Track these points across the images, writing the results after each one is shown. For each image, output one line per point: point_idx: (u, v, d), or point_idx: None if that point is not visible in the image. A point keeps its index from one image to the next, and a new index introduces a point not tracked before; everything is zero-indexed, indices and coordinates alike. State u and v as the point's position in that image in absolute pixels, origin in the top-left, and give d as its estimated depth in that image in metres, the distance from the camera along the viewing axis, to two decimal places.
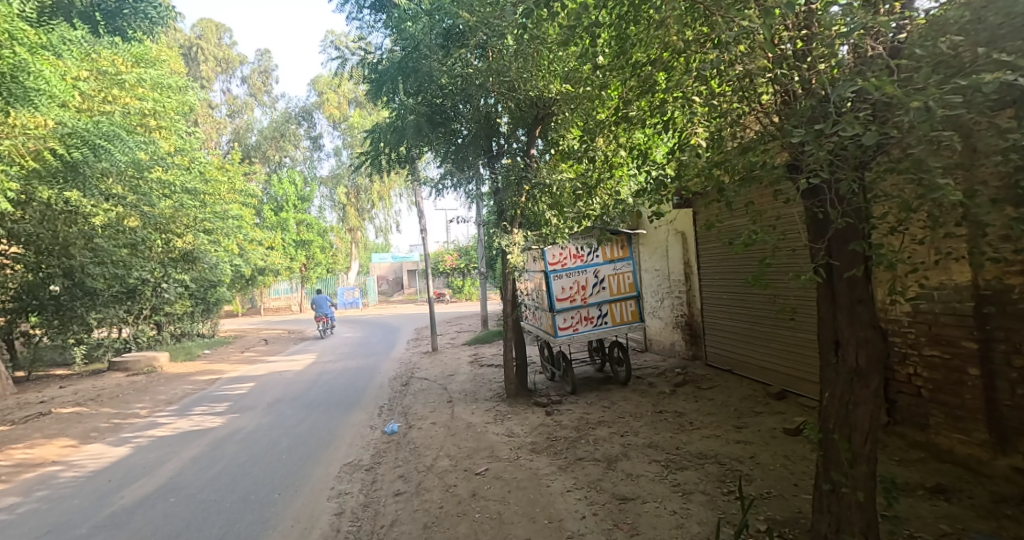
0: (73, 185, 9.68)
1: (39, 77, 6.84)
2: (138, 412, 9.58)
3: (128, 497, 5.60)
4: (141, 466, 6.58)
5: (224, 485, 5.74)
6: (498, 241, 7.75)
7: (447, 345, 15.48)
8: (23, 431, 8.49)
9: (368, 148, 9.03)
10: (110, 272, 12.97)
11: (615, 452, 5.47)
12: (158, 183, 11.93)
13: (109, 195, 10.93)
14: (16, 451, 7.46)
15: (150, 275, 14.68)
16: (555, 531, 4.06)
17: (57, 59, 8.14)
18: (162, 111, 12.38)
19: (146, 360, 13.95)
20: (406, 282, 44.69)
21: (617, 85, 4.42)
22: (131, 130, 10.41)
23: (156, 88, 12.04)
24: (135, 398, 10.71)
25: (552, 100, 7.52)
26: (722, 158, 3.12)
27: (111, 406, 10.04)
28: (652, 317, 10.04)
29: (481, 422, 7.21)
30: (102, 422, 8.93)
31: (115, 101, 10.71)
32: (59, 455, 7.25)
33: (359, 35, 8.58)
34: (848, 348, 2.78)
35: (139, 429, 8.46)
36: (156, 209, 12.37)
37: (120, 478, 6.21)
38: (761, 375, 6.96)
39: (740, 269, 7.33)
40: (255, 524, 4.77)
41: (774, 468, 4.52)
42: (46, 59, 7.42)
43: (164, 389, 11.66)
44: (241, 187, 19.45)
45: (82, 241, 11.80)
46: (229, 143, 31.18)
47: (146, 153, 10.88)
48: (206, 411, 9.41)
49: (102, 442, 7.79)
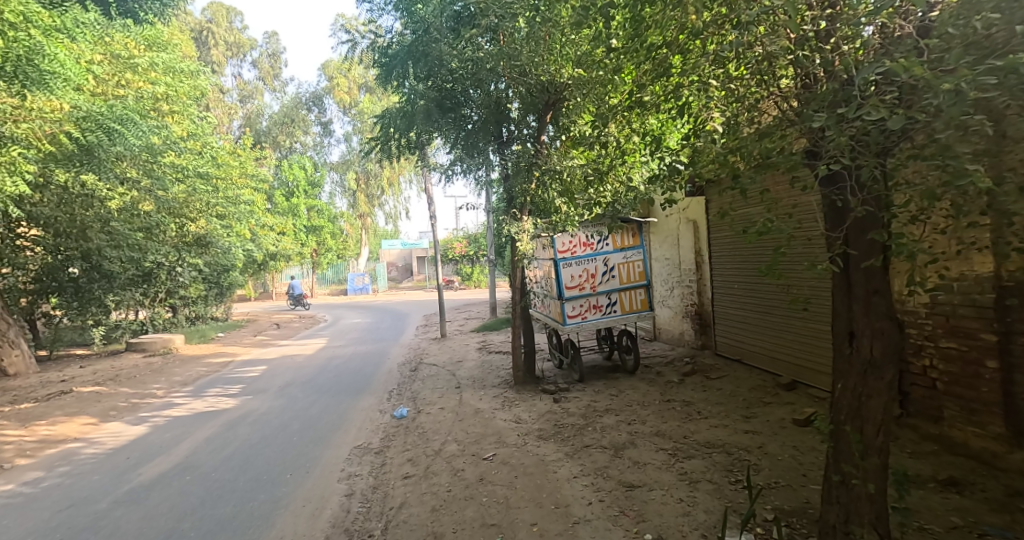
0: (88, 168, 9.74)
1: (55, 61, 6.82)
2: (155, 392, 9.73)
3: (145, 474, 5.69)
4: (158, 445, 6.68)
5: (238, 465, 5.82)
6: (507, 228, 7.73)
7: (456, 332, 15.53)
8: (44, 409, 8.65)
9: (378, 134, 8.98)
10: (126, 255, 13.11)
11: (622, 440, 5.48)
12: (171, 167, 12.02)
13: (124, 179, 11.00)
14: (39, 428, 7.62)
15: (164, 259, 14.78)
16: (561, 516, 4.08)
17: (72, 43, 8.15)
18: (174, 96, 12.28)
19: (162, 342, 14.16)
20: (415, 269, 44.75)
21: (631, 69, 4.44)
22: (144, 114, 10.39)
23: (169, 72, 11.99)
24: (151, 378, 10.89)
25: (564, 85, 7.44)
26: (736, 145, 3.06)
27: (128, 386, 10.22)
28: (660, 306, 10.01)
29: (489, 408, 7.24)
30: (120, 402, 9.09)
31: (128, 85, 10.63)
32: (79, 433, 7.38)
33: (370, 19, 8.49)
34: (863, 339, 2.71)
35: (156, 408, 8.59)
36: (169, 194, 12.48)
37: (138, 455, 6.32)
38: (772, 365, 6.91)
39: (753, 259, 7.24)
40: (268, 503, 4.84)
41: (783, 458, 4.48)
42: (60, 42, 7.38)
43: (179, 370, 11.82)
44: (253, 171, 19.48)
45: (99, 225, 11.92)
46: (241, 129, 31.32)
47: (160, 137, 10.91)
48: (220, 393, 9.53)
49: (121, 421, 7.92)
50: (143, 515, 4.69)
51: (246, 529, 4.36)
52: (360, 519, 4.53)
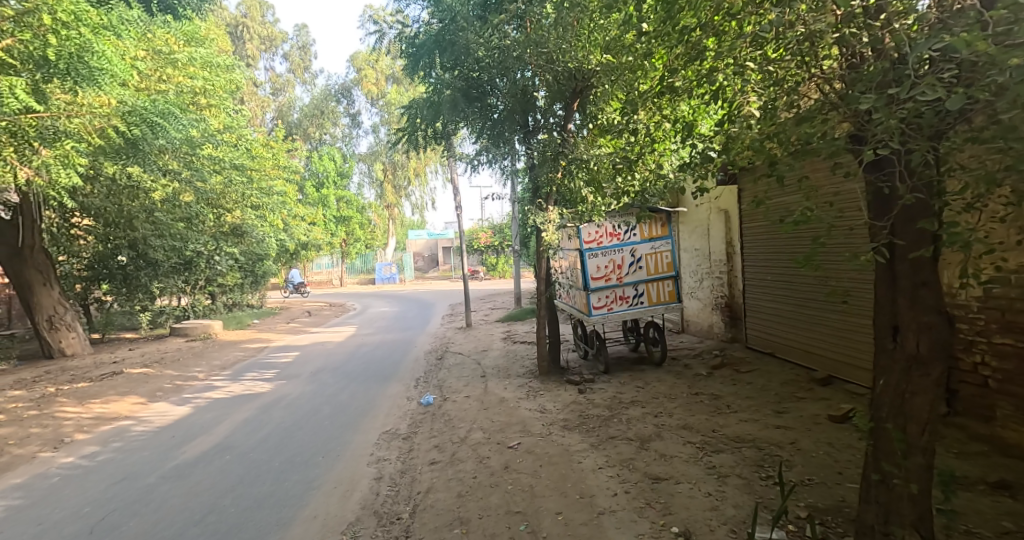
0: (134, 161, 10.01)
1: (102, 57, 6.73)
2: (196, 375, 10.05)
3: (188, 452, 5.87)
4: (199, 425, 6.88)
5: (273, 446, 5.96)
6: (532, 218, 7.67)
7: (481, 322, 15.57)
8: (98, 388, 8.99)
9: (405, 125, 8.98)
10: (169, 244, 13.53)
11: (648, 432, 5.41)
12: (209, 159, 12.33)
13: (166, 171, 11.33)
14: (94, 405, 7.94)
15: (203, 249, 15.17)
16: (586, 506, 4.04)
17: (119, 39, 8.27)
18: (211, 90, 12.47)
19: (202, 327, 14.59)
20: (440, 259, 45.00)
21: (662, 53, 4.35)
22: (184, 108, 10.65)
23: (206, 67, 12.20)
24: (193, 362, 11.25)
25: (592, 72, 7.31)
26: (774, 131, 2.95)
27: (172, 368, 10.57)
28: (689, 298, 9.84)
29: (514, 398, 7.23)
30: (166, 383, 9.41)
31: (170, 80, 10.87)
32: (131, 411, 7.67)
33: (397, 9, 8.45)
34: (907, 334, 2.58)
35: (198, 390, 8.86)
36: (207, 185, 12.82)
37: (182, 434, 6.52)
38: (806, 359, 6.72)
39: (788, 249, 7.04)
40: (301, 484, 4.93)
41: (817, 455, 4.34)
42: (108, 39, 7.39)
43: (218, 355, 12.18)
44: (285, 163, 19.85)
45: (144, 215, 12.38)
46: (273, 121, 31.89)
47: (199, 131, 11.20)
48: (256, 377, 9.77)
49: (167, 401, 8.20)
50: (185, 491, 4.83)
51: (281, 508, 4.44)
52: (389, 502, 4.58)
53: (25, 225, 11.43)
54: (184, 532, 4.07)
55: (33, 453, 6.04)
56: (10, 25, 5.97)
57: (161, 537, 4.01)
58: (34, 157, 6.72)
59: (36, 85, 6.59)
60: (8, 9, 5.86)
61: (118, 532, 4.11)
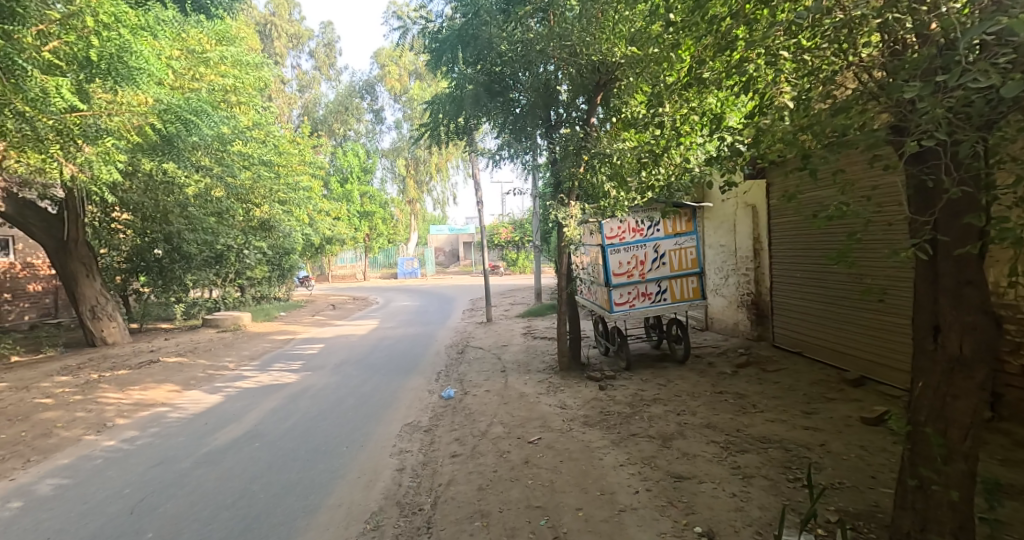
0: (169, 157, 10.26)
1: (140, 57, 6.83)
2: (227, 365, 10.28)
3: (221, 439, 5.99)
4: (231, 412, 7.02)
5: (299, 435, 6.04)
6: (554, 213, 7.60)
7: (502, 317, 15.60)
8: (136, 375, 9.25)
9: (428, 120, 8.98)
10: (202, 238, 13.85)
11: (671, 430, 5.33)
12: (238, 155, 12.58)
13: (199, 167, 11.59)
14: (133, 391, 8.18)
15: (233, 242, 15.47)
16: (607, 503, 3.99)
17: (156, 39, 8.43)
18: (241, 88, 12.66)
19: (232, 319, 14.92)
20: (461, 254, 45.17)
21: (689, 44, 4.25)
22: (215, 106, 10.86)
23: (236, 65, 12.37)
24: (224, 352, 11.51)
25: (616, 65, 7.20)
26: (809, 123, 2.87)
27: (205, 358, 10.83)
28: (714, 295, 9.68)
29: (535, 393, 7.21)
30: (199, 372, 9.64)
31: (202, 78, 11.09)
32: (166, 398, 7.87)
33: (420, 4, 8.45)
34: (950, 334, 2.47)
35: (229, 380, 9.06)
36: (237, 180, 13.09)
37: (215, 421, 6.67)
38: (837, 359, 6.55)
39: (818, 246, 6.86)
40: (327, 472, 4.99)
41: (848, 458, 4.22)
42: (146, 40, 7.53)
43: (247, 345, 12.43)
44: (311, 159, 20.14)
45: (178, 210, 12.74)
46: (300, 118, 32.38)
47: (229, 127, 11.43)
48: (284, 368, 9.94)
49: (200, 389, 8.40)
50: (217, 475, 4.93)
51: (307, 495, 4.50)
52: (410, 493, 4.60)
53: (70, 219, 11.89)
54: (217, 515, 4.15)
55: (79, 435, 6.25)
56: (55, 28, 5.93)
57: (195, 519, 4.10)
58: (79, 154, 6.97)
59: (80, 85, 6.64)
60: (55, 13, 5.80)
61: (155, 513, 4.22)
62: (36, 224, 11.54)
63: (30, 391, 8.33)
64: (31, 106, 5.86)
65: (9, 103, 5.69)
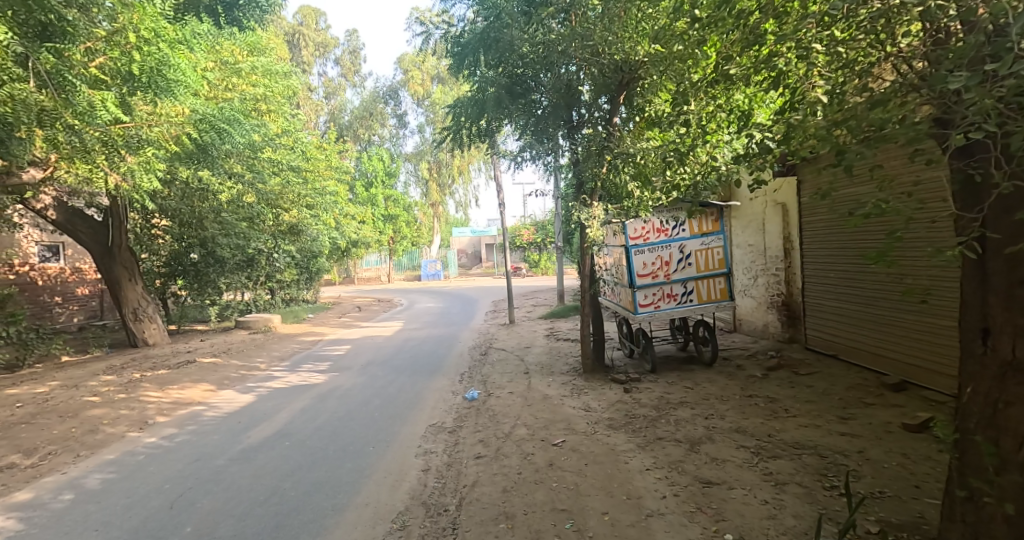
0: (205, 165, 10.47)
1: (178, 70, 7.03)
2: (258, 365, 10.46)
3: (254, 437, 6.08)
4: (262, 412, 7.12)
5: (328, 435, 6.09)
6: (577, 214, 7.51)
7: (525, 318, 15.56)
8: (175, 375, 9.48)
9: (450, 123, 8.98)
10: (234, 243, 14.15)
11: (698, 434, 5.20)
12: (268, 162, 12.85)
13: (232, 174, 11.88)
14: (172, 390, 8.38)
15: (263, 246, 15.75)
16: (633, 507, 3.91)
17: (193, 52, 8.61)
18: (271, 96, 12.90)
19: (263, 320, 15.21)
20: (484, 256, 45.28)
21: (716, 40, 4.17)
22: (247, 115, 11.06)
23: (267, 74, 12.55)
24: (256, 353, 11.73)
25: (639, 64, 7.10)
26: (843, 117, 2.76)
27: (238, 358, 11.05)
28: (742, 296, 9.47)
29: (558, 395, 7.14)
30: (232, 372, 9.82)
31: (235, 88, 11.22)
32: (203, 397, 8.04)
33: (442, 9, 8.48)
34: (1000, 337, 2.34)
35: (261, 380, 9.21)
36: (268, 186, 13.37)
37: (248, 420, 6.77)
38: (875, 362, 6.34)
39: (853, 244, 6.66)
40: (354, 472, 5.00)
41: (889, 467, 4.05)
42: (183, 52, 7.71)
43: (277, 346, 12.65)
44: (337, 164, 20.42)
45: (212, 216, 13.13)
46: (326, 124, 32.96)
47: (260, 135, 11.67)
48: (313, 368, 10.08)
49: (233, 389, 8.55)
50: (251, 473, 4.99)
51: (336, 494, 4.51)
52: (435, 493, 4.58)
53: (115, 226, 12.26)
54: (250, 512, 4.19)
55: (123, 431, 6.42)
56: (101, 45, 6.13)
57: (231, 515, 4.15)
58: (122, 164, 6.98)
59: (123, 99, 6.81)
60: (100, 30, 6.03)
61: (193, 508, 4.28)
62: (84, 231, 11.83)
63: (78, 389, 8.60)
64: (79, 118, 5.99)
65: (59, 115, 5.81)
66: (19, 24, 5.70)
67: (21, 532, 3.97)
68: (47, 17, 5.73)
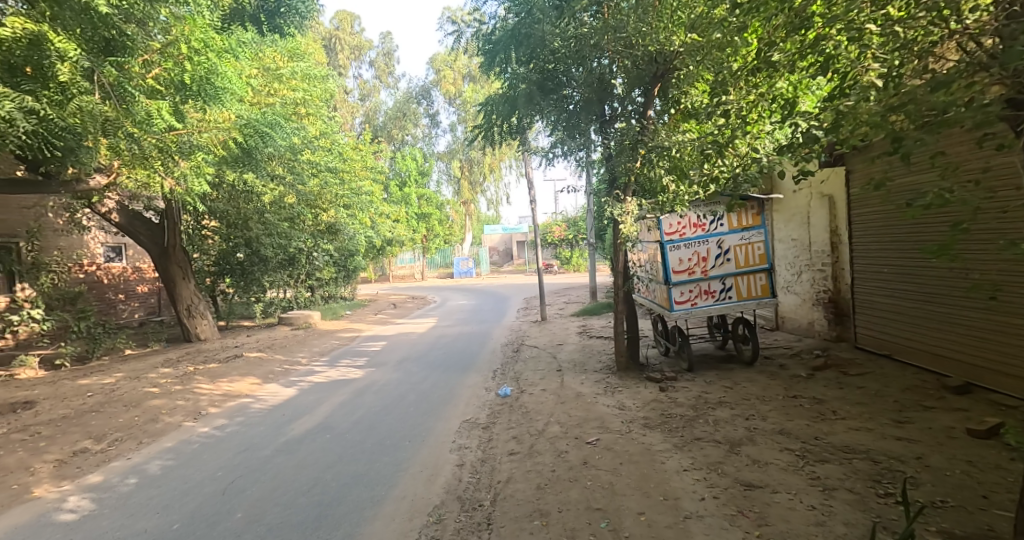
0: (249, 168, 10.73)
1: (225, 78, 7.02)
2: (300, 360, 10.70)
3: (296, 429, 6.20)
4: (304, 405, 7.26)
5: (366, 429, 6.14)
6: (610, 210, 7.34)
7: (557, 315, 15.43)
8: (225, 368, 9.76)
9: (482, 121, 8.92)
10: (278, 242, 14.51)
11: (739, 435, 5.02)
12: (307, 163, 13.12)
13: (273, 176, 12.20)
14: (222, 383, 8.63)
15: (304, 245, 16.07)
16: (670, 509, 3.79)
17: (238, 60, 8.82)
18: (309, 100, 13.13)
19: (304, 317, 15.55)
20: (515, 253, 45.26)
21: (757, 26, 3.98)
22: (288, 118, 11.31)
23: (306, 78, 12.79)
24: (297, 348, 11.99)
25: (674, 55, 6.88)
26: (899, 102, 2.56)
27: (281, 353, 11.33)
28: (785, 293, 9.14)
29: (592, 393, 7.02)
30: (276, 366, 10.06)
31: (276, 93, 11.52)
32: (250, 390, 8.25)
33: (474, 7, 8.45)
34: None
35: (303, 374, 9.41)
36: (307, 187, 13.65)
37: (291, 413, 6.90)
38: (934, 363, 6.02)
39: (908, 238, 6.32)
40: (391, 465, 5.02)
41: (952, 475, 3.80)
42: (229, 60, 7.87)
43: (318, 342, 12.91)
44: (372, 164, 20.71)
45: (257, 216, 13.61)
46: (361, 125, 33.57)
47: (299, 137, 11.93)
48: (351, 363, 10.24)
49: (278, 382, 8.76)
50: (295, 463, 5.07)
51: (374, 486, 4.53)
52: (470, 488, 4.55)
53: (170, 228, 12.70)
54: (294, 501, 4.25)
55: (179, 421, 6.63)
56: (157, 57, 6.36)
57: (277, 503, 4.21)
58: (176, 169, 7.17)
59: (176, 107, 6.98)
60: (156, 42, 6.23)
61: (243, 495, 4.37)
62: (144, 233, 12.36)
63: (140, 380, 8.97)
64: (138, 127, 6.24)
65: (121, 124, 6.01)
66: (85, 41, 5.85)
67: (92, 512, 4.15)
68: (110, 32, 5.92)
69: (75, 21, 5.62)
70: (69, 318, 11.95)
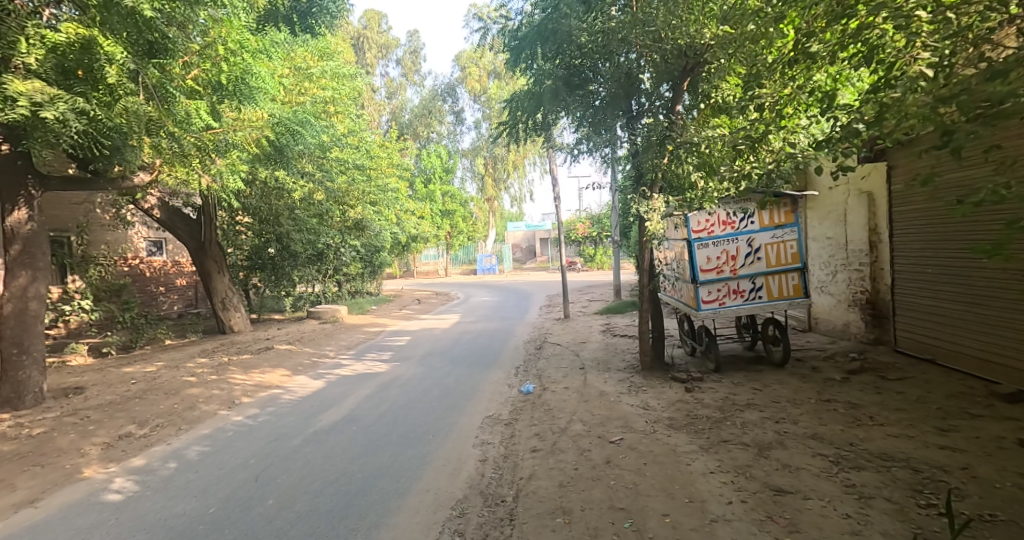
0: (280, 165, 10.92)
1: (258, 79, 7.28)
2: (327, 353, 10.83)
3: (325, 420, 6.26)
4: (332, 397, 7.33)
5: (391, 422, 6.16)
6: (636, 207, 7.20)
7: (579, 313, 15.28)
8: (257, 360, 9.94)
9: (506, 118, 8.85)
10: (306, 238, 14.80)
11: (768, 439, 4.87)
12: (335, 161, 13.26)
13: (303, 173, 12.38)
14: (255, 374, 8.79)
15: (331, 241, 16.26)
16: (696, 511, 3.69)
17: (270, 60, 8.96)
18: (338, 98, 13.27)
19: (332, 311, 15.75)
20: (539, 251, 45.10)
21: (794, 17, 3.83)
22: (317, 116, 11.46)
23: (336, 78, 12.90)
24: (325, 341, 12.15)
25: (705, 49, 6.71)
26: (950, 93, 2.42)
27: (310, 346, 11.49)
28: (819, 293, 8.87)
29: (615, 392, 6.91)
30: (304, 359, 10.21)
31: (306, 92, 11.69)
32: (280, 381, 8.38)
33: (499, 4, 8.39)
34: None
35: (331, 367, 9.52)
36: (335, 184, 13.82)
37: (319, 404, 6.97)
38: (982, 369, 5.76)
39: (956, 237, 6.06)
40: (416, 458, 5.03)
41: (1001, 487, 3.61)
42: (263, 60, 7.98)
43: (345, 336, 13.06)
44: (398, 162, 20.84)
45: (287, 213, 14.24)
46: (388, 123, 33.86)
47: (328, 135, 12.07)
48: (376, 357, 10.32)
49: (306, 375, 8.88)
50: (322, 454, 5.11)
51: (400, 478, 4.54)
52: (493, 484, 4.51)
53: (206, 222, 12.94)
54: (323, 490, 4.28)
55: (215, 409, 6.76)
56: (196, 58, 6.45)
57: (306, 491, 4.25)
58: (212, 167, 7.39)
59: (213, 107, 7.16)
60: (195, 44, 6.29)
61: (274, 482, 4.42)
62: (181, 228, 12.67)
63: (178, 369, 9.20)
64: (178, 127, 6.44)
65: (163, 124, 6.21)
66: (131, 44, 5.74)
67: (135, 493, 4.25)
68: (152, 36, 5.77)
69: (121, 25, 5.45)
70: (116, 309, 12.71)
